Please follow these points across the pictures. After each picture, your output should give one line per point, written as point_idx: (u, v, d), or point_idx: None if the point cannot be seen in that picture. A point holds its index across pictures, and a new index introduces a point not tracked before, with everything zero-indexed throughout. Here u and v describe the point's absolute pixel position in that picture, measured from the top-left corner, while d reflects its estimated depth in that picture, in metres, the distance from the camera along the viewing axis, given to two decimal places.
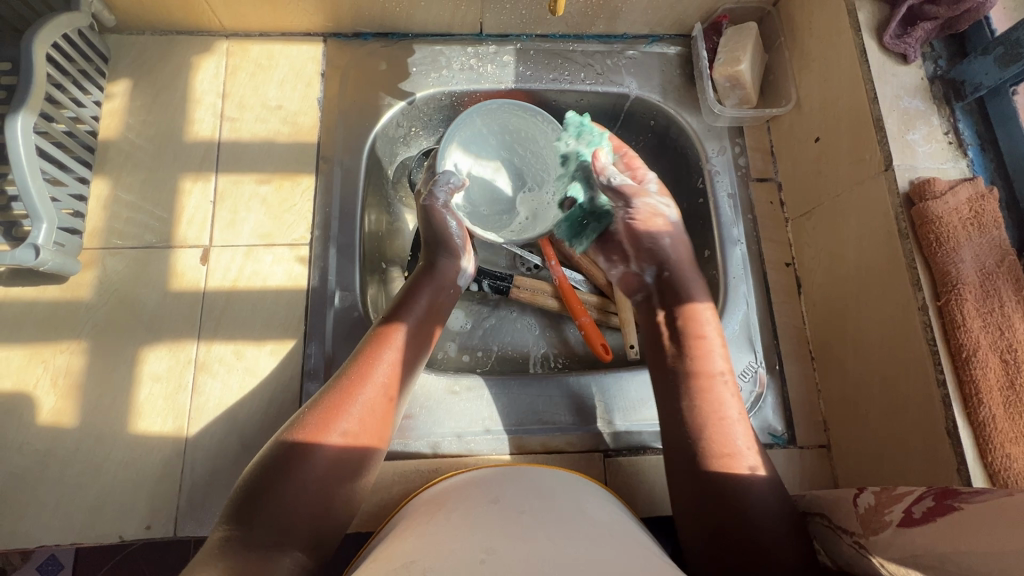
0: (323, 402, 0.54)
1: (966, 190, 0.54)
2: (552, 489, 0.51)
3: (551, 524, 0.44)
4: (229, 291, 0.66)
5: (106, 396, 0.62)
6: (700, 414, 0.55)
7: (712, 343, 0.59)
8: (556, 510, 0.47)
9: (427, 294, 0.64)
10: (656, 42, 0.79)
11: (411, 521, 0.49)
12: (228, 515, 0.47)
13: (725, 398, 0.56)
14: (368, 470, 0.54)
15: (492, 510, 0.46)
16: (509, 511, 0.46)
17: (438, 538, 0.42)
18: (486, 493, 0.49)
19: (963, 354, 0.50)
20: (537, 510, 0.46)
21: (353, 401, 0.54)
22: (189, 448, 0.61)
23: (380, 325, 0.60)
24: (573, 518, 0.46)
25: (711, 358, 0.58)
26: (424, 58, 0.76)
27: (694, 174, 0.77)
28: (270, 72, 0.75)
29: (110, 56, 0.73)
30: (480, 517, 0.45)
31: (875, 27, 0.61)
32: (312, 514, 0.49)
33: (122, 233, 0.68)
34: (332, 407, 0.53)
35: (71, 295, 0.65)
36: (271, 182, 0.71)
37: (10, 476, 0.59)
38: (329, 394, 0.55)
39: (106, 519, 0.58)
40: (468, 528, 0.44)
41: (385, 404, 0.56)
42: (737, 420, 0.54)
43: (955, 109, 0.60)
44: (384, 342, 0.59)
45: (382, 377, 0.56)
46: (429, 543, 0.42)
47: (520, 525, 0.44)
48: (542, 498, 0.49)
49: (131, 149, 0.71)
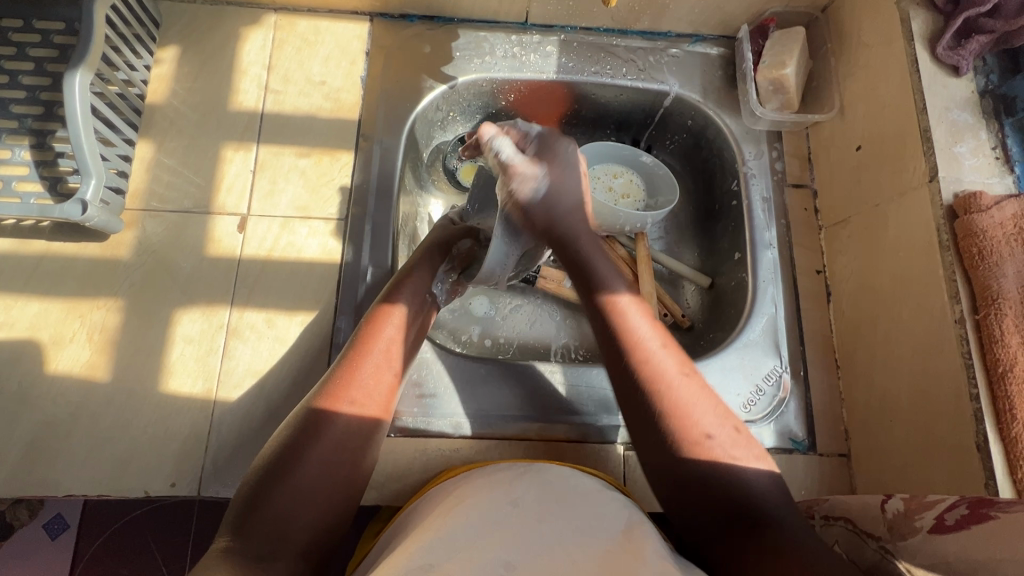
0: (320, 393, 0.53)
1: (1013, 206, 0.54)
2: (570, 492, 0.49)
3: (566, 541, 0.43)
4: (264, 260, 0.67)
5: (140, 354, 0.63)
6: (680, 434, 0.50)
7: (650, 345, 0.54)
8: (570, 518, 0.45)
9: (409, 296, 0.61)
10: (700, 42, 0.79)
11: (429, 515, 0.49)
12: (232, 516, 0.47)
13: (673, 395, 0.51)
14: (374, 443, 0.54)
15: (509, 515, 0.45)
16: (526, 520, 0.45)
17: (453, 537, 0.43)
18: (502, 491, 0.48)
19: (999, 370, 0.50)
20: (555, 520, 0.45)
21: (349, 387, 0.54)
22: (216, 411, 0.62)
23: (375, 308, 0.60)
24: (591, 530, 0.45)
25: (654, 369, 0.53)
26: (468, 43, 0.77)
27: (729, 176, 0.76)
28: (316, 48, 0.76)
29: (161, 22, 0.74)
30: (496, 522, 0.45)
31: (928, 38, 0.61)
32: (321, 509, 0.49)
33: (162, 196, 0.69)
34: (328, 394, 0.53)
35: (111, 253, 0.66)
36: (311, 155, 0.71)
37: (43, 425, 0.60)
38: (331, 379, 0.55)
39: (134, 474, 0.60)
40: (482, 531, 0.44)
41: (380, 390, 0.55)
42: (717, 428, 0.50)
43: (1005, 124, 0.59)
44: (374, 327, 0.58)
45: (374, 363, 0.56)
46: (447, 543, 0.42)
47: (542, 541, 0.43)
48: (561, 503, 0.47)
49: (176, 115, 0.72)
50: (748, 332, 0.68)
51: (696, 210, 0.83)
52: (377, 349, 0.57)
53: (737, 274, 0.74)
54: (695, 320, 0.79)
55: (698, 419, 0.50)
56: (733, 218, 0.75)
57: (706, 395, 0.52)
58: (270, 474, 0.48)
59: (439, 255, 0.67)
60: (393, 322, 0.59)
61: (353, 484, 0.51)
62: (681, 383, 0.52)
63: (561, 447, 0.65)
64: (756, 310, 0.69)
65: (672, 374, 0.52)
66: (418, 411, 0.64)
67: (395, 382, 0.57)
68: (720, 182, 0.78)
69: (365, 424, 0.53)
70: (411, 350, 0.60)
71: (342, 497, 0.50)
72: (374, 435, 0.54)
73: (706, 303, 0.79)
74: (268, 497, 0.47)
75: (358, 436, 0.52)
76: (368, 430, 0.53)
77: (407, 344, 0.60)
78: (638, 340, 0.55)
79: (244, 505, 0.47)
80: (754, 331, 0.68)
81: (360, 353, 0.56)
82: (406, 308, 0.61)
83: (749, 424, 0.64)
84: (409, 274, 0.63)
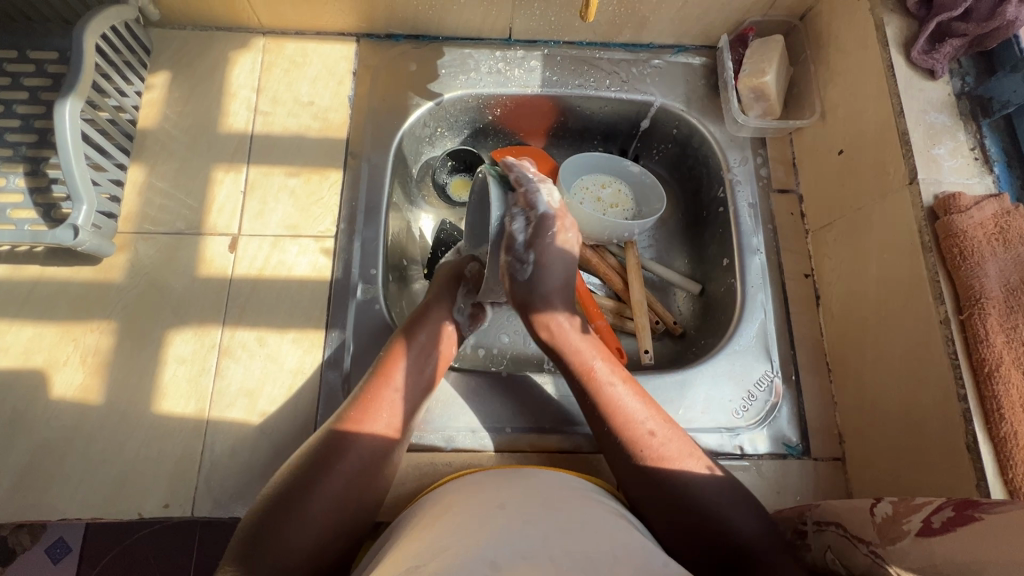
0: (334, 423, 0.54)
1: (992, 206, 0.54)
2: (552, 493, 0.50)
3: (553, 537, 0.43)
4: (255, 279, 0.68)
5: (133, 376, 0.64)
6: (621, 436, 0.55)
7: (589, 355, 0.60)
8: (557, 519, 0.45)
9: (435, 320, 0.64)
10: (682, 52, 0.80)
11: (422, 521, 0.48)
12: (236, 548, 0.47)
13: (610, 393, 0.57)
14: (385, 474, 0.55)
15: (498, 515, 0.45)
16: (512, 520, 0.44)
17: (444, 544, 0.42)
18: (495, 497, 0.48)
19: (985, 370, 0.50)
20: (540, 518, 0.45)
21: (361, 423, 0.54)
22: (209, 430, 0.62)
23: (392, 340, 0.61)
24: (573, 527, 0.44)
25: (591, 370, 0.59)
26: (453, 60, 0.78)
27: (715, 183, 0.77)
28: (304, 69, 0.77)
29: (152, 49, 0.76)
30: (486, 522, 0.44)
31: (903, 42, 0.62)
32: (327, 530, 0.49)
33: (155, 219, 0.70)
34: (344, 421, 0.54)
35: (103, 276, 0.67)
36: (300, 175, 0.72)
37: (37, 450, 0.60)
38: (345, 412, 0.55)
39: (127, 495, 0.60)
40: (475, 535, 0.43)
41: (397, 415, 0.57)
42: (648, 424, 0.54)
43: (982, 125, 0.60)
44: (391, 362, 0.59)
45: (388, 401, 0.56)
46: (439, 546, 0.41)
47: (526, 538, 0.42)
48: (544, 502, 0.48)
49: (167, 139, 0.73)
50: (739, 337, 0.68)
51: (685, 217, 0.84)
52: (391, 384, 0.57)
53: (726, 279, 0.74)
54: (687, 327, 0.79)
55: (651, 428, 0.54)
56: (720, 225, 0.76)
57: (642, 400, 0.57)
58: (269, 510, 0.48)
59: (452, 284, 0.67)
60: (415, 350, 0.60)
61: (361, 509, 0.52)
62: (617, 387, 0.57)
63: (555, 458, 0.64)
64: (746, 315, 0.69)
65: (622, 398, 0.56)
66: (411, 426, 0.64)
67: (411, 412, 0.58)
68: (707, 190, 0.79)
69: (380, 454, 0.54)
70: (427, 386, 0.60)
71: (349, 520, 0.51)
72: (387, 463, 0.55)
73: (697, 309, 0.79)
74: (278, 517, 0.48)
75: (368, 466, 0.53)
76: (380, 461, 0.54)
77: (423, 378, 0.60)
78: (589, 361, 0.59)
79: (252, 526, 0.48)
80: (744, 336, 0.68)
81: (376, 388, 0.57)
82: (420, 341, 0.61)
83: (742, 430, 0.64)
84: (431, 304, 0.65)
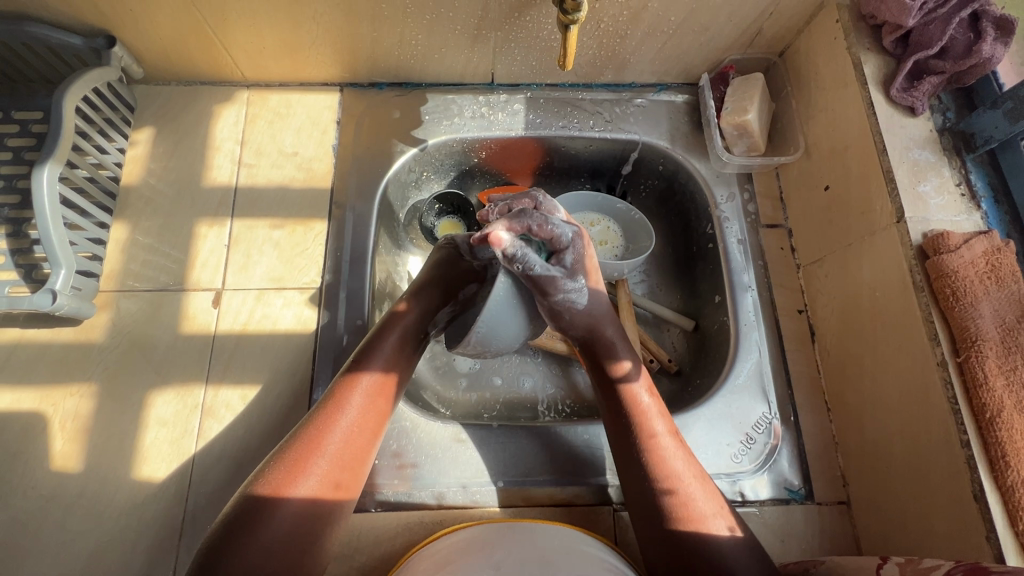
0: (273, 459, 0.52)
1: (982, 243, 0.53)
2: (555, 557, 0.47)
3: None
4: (239, 334, 0.67)
5: (113, 440, 0.62)
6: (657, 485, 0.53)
7: (648, 405, 0.57)
8: None
9: (382, 359, 0.59)
10: (664, 91, 0.81)
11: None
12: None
13: (663, 448, 0.54)
14: (332, 519, 0.52)
15: None
16: None
17: None
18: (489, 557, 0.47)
19: (986, 416, 0.49)
20: None
21: (304, 463, 0.52)
22: (191, 494, 0.60)
23: (348, 369, 0.59)
24: None
25: (642, 420, 0.56)
26: (436, 106, 0.79)
27: (704, 220, 0.77)
28: (287, 120, 0.77)
29: (136, 105, 0.76)
30: None
31: (881, 80, 0.62)
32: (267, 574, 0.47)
33: (137, 275, 0.69)
34: (291, 457, 0.52)
35: (84, 337, 0.66)
36: (284, 226, 0.72)
37: (11, 522, 0.58)
38: (296, 442, 0.53)
39: (104, 568, 0.57)
40: None
41: (348, 452, 0.54)
42: (692, 480, 0.53)
43: (966, 160, 0.60)
44: (343, 391, 0.56)
45: (337, 437, 0.54)
46: None
47: None
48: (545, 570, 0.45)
49: (152, 194, 0.73)
50: (733, 378, 0.66)
51: (676, 253, 0.83)
52: (339, 420, 0.55)
53: (718, 316, 0.73)
54: (682, 364, 0.77)
55: (689, 481, 0.53)
56: (711, 261, 0.75)
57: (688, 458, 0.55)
58: (215, 545, 0.47)
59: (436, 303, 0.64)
60: (364, 383, 0.57)
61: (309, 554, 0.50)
62: (668, 441, 0.55)
63: (551, 512, 0.62)
64: (740, 356, 0.67)
65: (671, 452, 0.54)
66: (399, 482, 0.62)
67: (364, 451, 0.55)
68: (696, 225, 0.79)
69: (321, 492, 0.52)
70: (390, 410, 0.59)
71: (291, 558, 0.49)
72: (332, 501, 0.52)
73: (692, 346, 0.78)
74: (232, 557, 0.46)
75: (312, 510, 0.51)
76: (326, 494, 0.52)
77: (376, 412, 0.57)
78: (643, 411, 0.56)
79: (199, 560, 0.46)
80: (739, 377, 0.66)
81: (326, 419, 0.55)
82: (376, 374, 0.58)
83: (743, 475, 0.62)
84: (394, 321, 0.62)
